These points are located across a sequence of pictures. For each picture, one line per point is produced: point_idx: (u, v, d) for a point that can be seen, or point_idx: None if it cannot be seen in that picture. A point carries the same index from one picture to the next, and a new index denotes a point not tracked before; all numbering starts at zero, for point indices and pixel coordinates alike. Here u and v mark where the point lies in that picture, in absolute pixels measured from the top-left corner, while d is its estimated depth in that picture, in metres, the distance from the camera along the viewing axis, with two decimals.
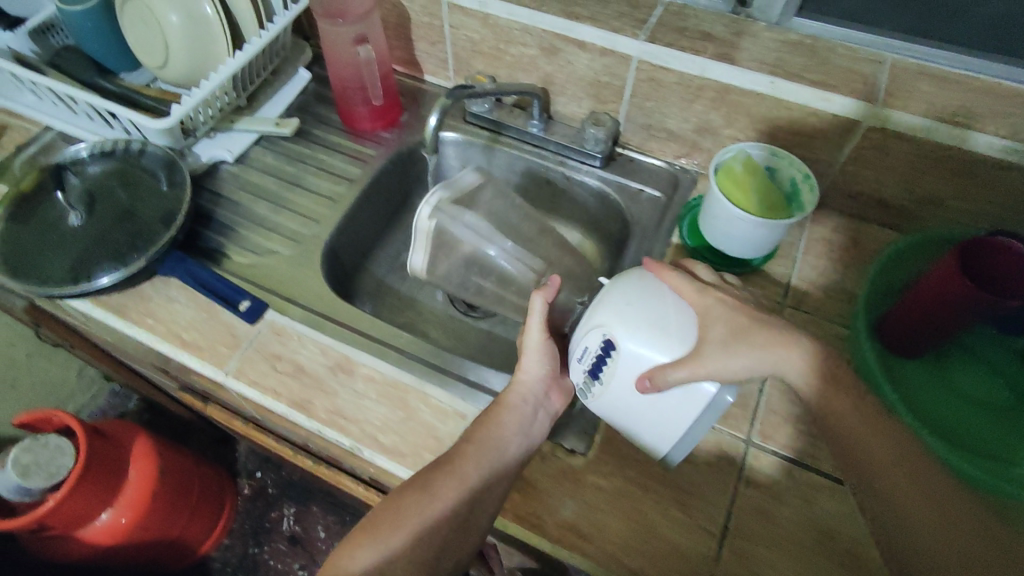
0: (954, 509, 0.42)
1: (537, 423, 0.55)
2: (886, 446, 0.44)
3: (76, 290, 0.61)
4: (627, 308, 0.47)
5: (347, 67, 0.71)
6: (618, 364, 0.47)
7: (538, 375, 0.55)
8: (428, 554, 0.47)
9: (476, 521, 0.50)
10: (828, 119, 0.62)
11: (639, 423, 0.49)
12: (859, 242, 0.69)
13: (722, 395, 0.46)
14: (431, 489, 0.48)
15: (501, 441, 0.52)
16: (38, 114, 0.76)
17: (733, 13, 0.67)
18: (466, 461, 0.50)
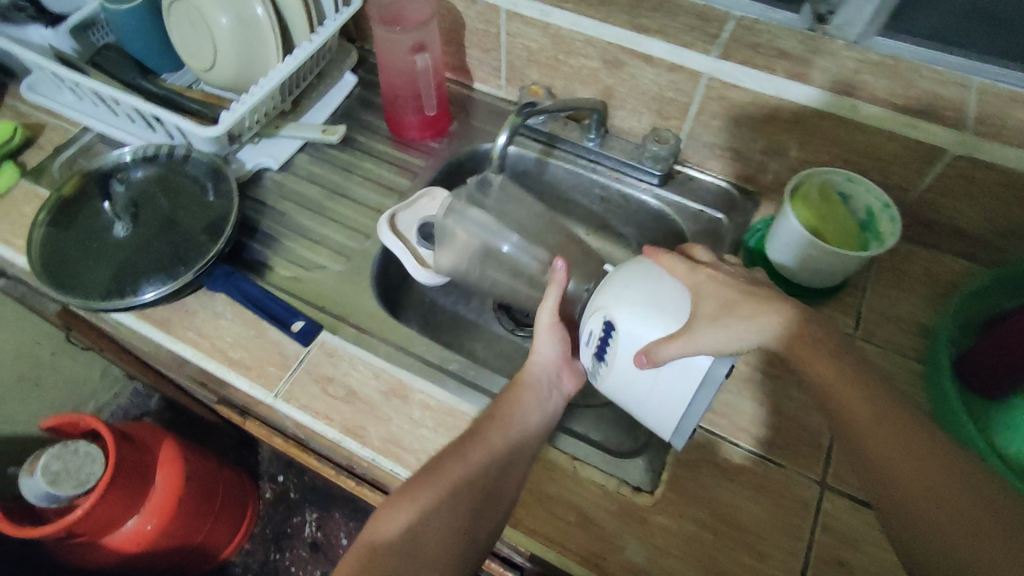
0: (952, 487, 0.39)
1: (552, 403, 0.57)
2: (877, 423, 0.43)
3: (119, 305, 0.59)
4: (626, 294, 0.50)
5: (401, 75, 0.69)
6: (620, 345, 0.49)
7: (550, 357, 0.58)
8: (456, 523, 0.48)
9: (505, 497, 0.51)
10: (912, 145, 0.59)
11: (647, 403, 0.50)
12: (932, 271, 0.66)
13: (719, 368, 0.46)
14: (462, 458, 0.51)
15: (524, 417, 0.54)
16: (75, 114, 0.73)
17: (810, 29, 0.63)
18: (491, 432, 0.52)
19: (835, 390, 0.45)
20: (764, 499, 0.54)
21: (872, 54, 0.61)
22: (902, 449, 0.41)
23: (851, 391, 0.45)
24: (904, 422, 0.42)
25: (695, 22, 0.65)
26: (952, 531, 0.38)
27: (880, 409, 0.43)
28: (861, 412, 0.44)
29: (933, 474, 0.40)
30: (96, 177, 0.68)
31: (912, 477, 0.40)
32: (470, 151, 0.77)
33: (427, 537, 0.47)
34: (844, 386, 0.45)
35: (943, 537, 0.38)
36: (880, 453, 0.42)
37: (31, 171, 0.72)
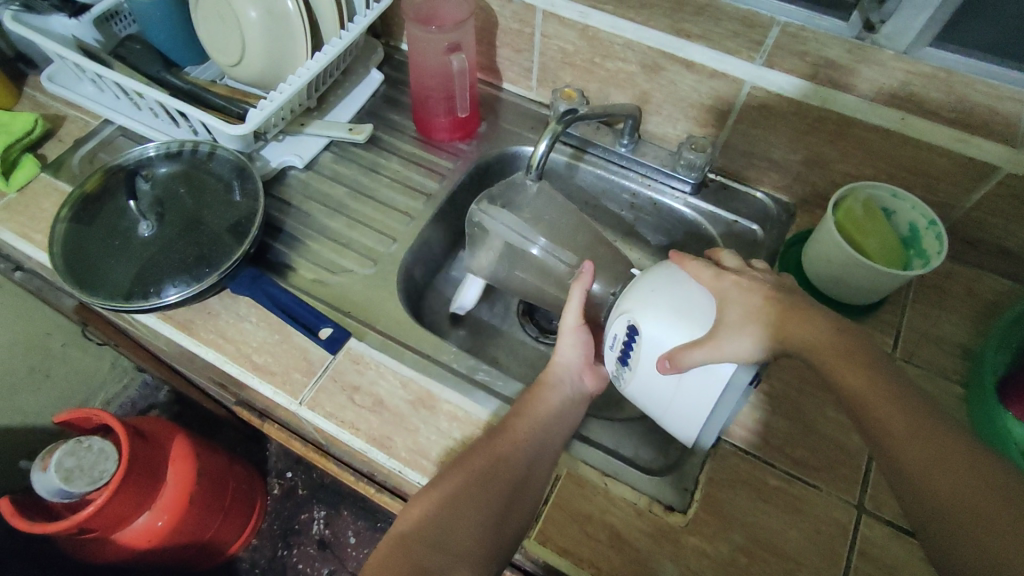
0: (981, 484, 0.37)
1: (574, 403, 0.56)
2: (901, 420, 0.41)
3: (142, 306, 0.57)
4: (652, 297, 0.49)
5: (435, 77, 0.69)
6: (643, 348, 0.48)
7: (573, 358, 0.57)
8: (486, 516, 0.47)
9: (531, 491, 0.50)
10: (961, 161, 0.57)
11: (670, 407, 0.49)
12: (974, 290, 0.64)
13: (744, 374, 0.45)
14: (492, 451, 0.50)
15: (550, 413, 0.54)
16: (95, 106, 0.71)
17: (856, 39, 0.59)
18: (518, 428, 0.52)
19: (858, 389, 0.44)
20: (802, 522, 0.51)
21: (924, 66, 0.56)
22: (923, 448, 0.40)
23: (872, 388, 0.43)
24: (925, 420, 0.41)
25: (736, 28, 0.62)
26: (976, 535, 0.36)
27: (900, 407, 0.42)
28: (882, 411, 0.42)
29: (955, 475, 0.38)
30: (120, 174, 0.66)
31: (935, 478, 0.39)
32: (499, 154, 0.76)
33: (458, 529, 0.46)
34: (865, 383, 0.44)
35: (966, 541, 0.36)
36: (898, 452, 0.41)
37: (50, 165, 0.71)
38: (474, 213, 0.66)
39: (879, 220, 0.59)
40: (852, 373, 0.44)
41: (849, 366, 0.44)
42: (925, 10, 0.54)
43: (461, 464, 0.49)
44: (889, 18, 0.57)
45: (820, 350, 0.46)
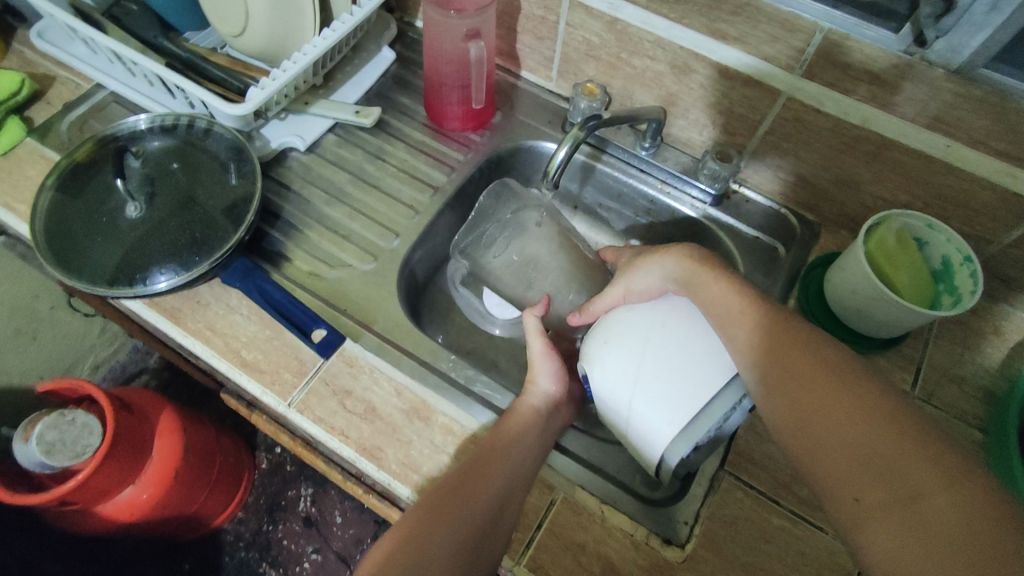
0: (879, 464, 0.39)
1: (552, 425, 0.54)
2: (820, 395, 0.43)
3: (127, 293, 0.54)
4: (605, 347, 0.49)
5: (450, 63, 0.64)
6: (597, 391, 0.50)
7: (549, 387, 0.55)
8: (455, 557, 0.44)
9: (505, 522, 0.47)
10: (1006, 197, 0.54)
11: (636, 425, 0.47)
12: (1001, 329, 0.61)
13: (678, 447, 0.46)
14: (463, 489, 0.47)
15: (525, 447, 0.50)
16: (86, 69, 0.67)
17: (905, 52, 0.50)
18: (498, 455, 0.48)
19: (787, 377, 0.44)
20: (803, 565, 0.49)
21: (975, 90, 0.49)
22: (859, 430, 0.40)
23: (804, 377, 0.44)
24: (860, 403, 0.41)
25: (775, 33, 0.55)
26: (913, 519, 0.37)
27: (831, 392, 0.42)
28: (806, 389, 0.43)
29: (898, 455, 0.39)
30: (111, 146, 0.63)
31: (878, 455, 0.39)
32: (512, 147, 0.72)
33: (430, 564, 0.43)
34: (805, 370, 0.44)
35: (901, 525, 0.37)
36: (829, 440, 0.41)
37: (37, 129, 0.67)
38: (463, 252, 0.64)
39: (911, 250, 0.56)
40: (786, 359, 0.45)
41: (782, 352, 0.45)
42: (983, 29, 0.47)
43: (427, 503, 0.46)
44: (945, 34, 0.48)
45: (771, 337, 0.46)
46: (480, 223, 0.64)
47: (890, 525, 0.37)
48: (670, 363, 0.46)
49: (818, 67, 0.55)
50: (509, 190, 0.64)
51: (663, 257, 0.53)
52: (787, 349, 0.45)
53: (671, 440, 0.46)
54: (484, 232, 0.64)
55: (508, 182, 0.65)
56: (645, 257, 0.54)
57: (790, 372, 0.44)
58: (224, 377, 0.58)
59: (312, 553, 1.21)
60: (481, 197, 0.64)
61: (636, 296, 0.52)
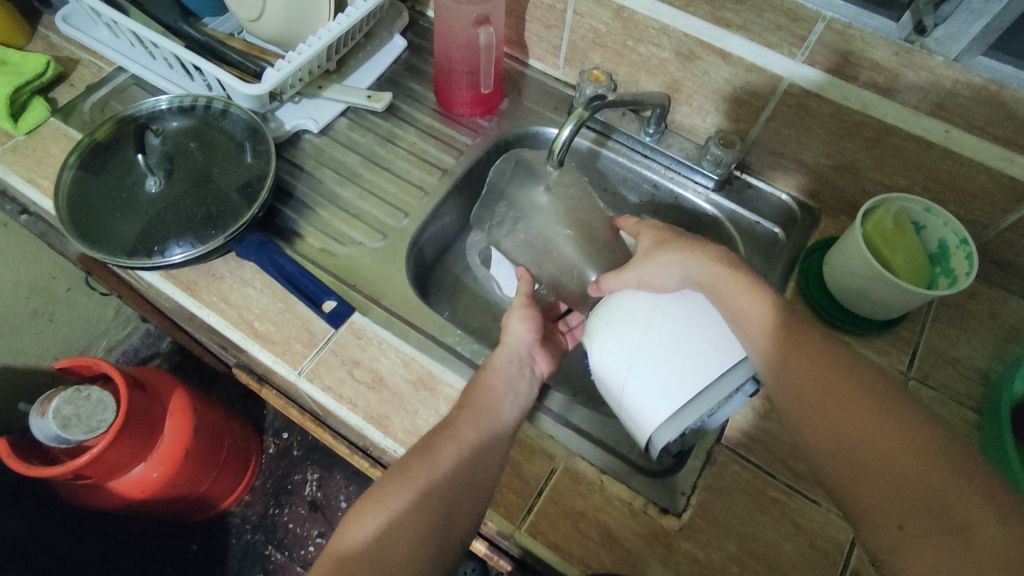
0: (912, 488, 0.38)
1: (524, 385, 0.54)
2: (846, 414, 0.42)
3: (145, 264, 0.56)
4: (606, 328, 0.50)
5: (460, 49, 0.66)
6: (598, 372, 0.51)
7: (523, 336, 0.56)
8: (428, 522, 0.45)
9: (481, 480, 0.48)
10: (1002, 181, 0.55)
11: (630, 406, 0.48)
12: (996, 313, 0.62)
13: (667, 431, 0.46)
14: (431, 451, 0.47)
15: (495, 404, 0.51)
16: (108, 51, 0.70)
17: (905, 40, 0.51)
18: (465, 423, 0.49)
19: (815, 393, 0.43)
20: (798, 537, 0.50)
21: (973, 76, 0.50)
22: (894, 450, 0.39)
23: (832, 392, 0.43)
24: (893, 424, 0.40)
25: (779, 21, 0.56)
26: (958, 544, 0.36)
27: (864, 411, 0.41)
28: (831, 408, 0.42)
29: (938, 477, 0.38)
30: (131, 125, 0.65)
31: (916, 477, 0.38)
32: (519, 133, 0.74)
33: (403, 534, 0.43)
34: (834, 387, 0.43)
35: (946, 550, 0.36)
36: (863, 459, 0.40)
37: (61, 110, 0.69)
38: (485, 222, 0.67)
39: (910, 234, 0.57)
40: (813, 376, 0.44)
41: (810, 369, 0.44)
42: (983, 17, 0.48)
43: (396, 472, 0.46)
44: None
45: (797, 351, 0.44)
46: (493, 201, 0.66)
47: (935, 551, 0.36)
48: (667, 353, 0.46)
49: (820, 54, 0.56)
50: (524, 165, 0.64)
51: (688, 256, 0.50)
52: (815, 364, 0.44)
53: (659, 426, 0.47)
54: (496, 211, 0.66)
55: (527, 155, 0.65)
56: (666, 249, 0.52)
57: (819, 390, 0.43)
58: (237, 348, 0.60)
59: (317, 537, 1.22)
60: (491, 172, 0.66)
61: (647, 287, 0.51)
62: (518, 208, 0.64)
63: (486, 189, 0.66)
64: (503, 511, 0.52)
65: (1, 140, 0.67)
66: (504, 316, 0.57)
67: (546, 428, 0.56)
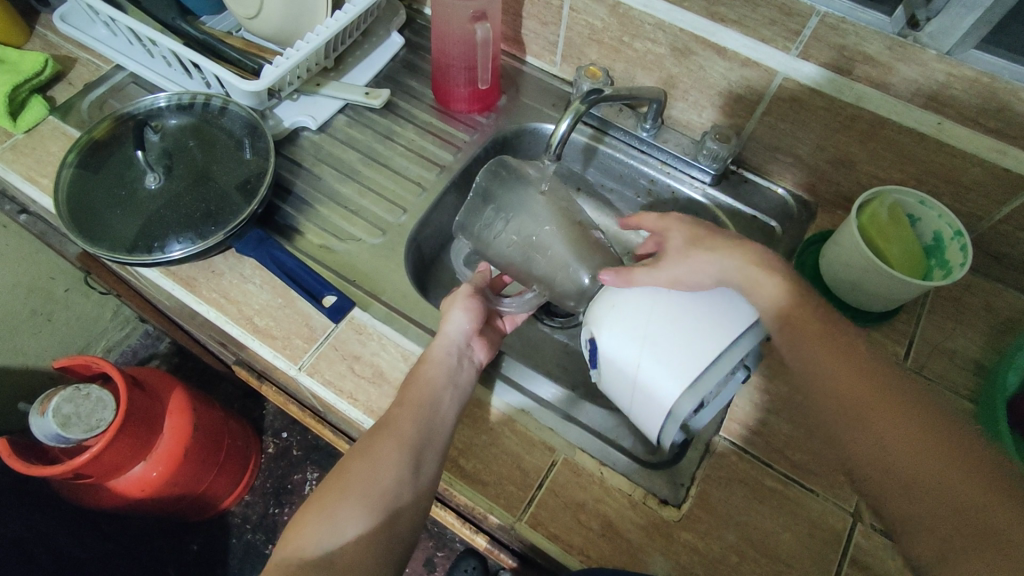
0: (940, 485, 0.40)
1: (464, 375, 0.54)
2: (873, 408, 0.43)
3: (145, 260, 0.56)
4: (612, 310, 0.50)
5: (458, 44, 0.66)
6: (602, 358, 0.51)
7: (461, 326, 0.56)
8: (368, 524, 0.46)
9: (427, 476, 0.49)
10: (996, 172, 0.55)
11: (641, 384, 0.48)
12: (992, 305, 0.63)
13: (689, 400, 0.46)
14: (371, 453, 0.48)
15: (436, 398, 0.51)
16: (107, 50, 0.70)
17: (898, 35, 0.52)
18: (400, 420, 0.50)
19: (840, 384, 0.44)
20: (796, 526, 0.51)
21: (966, 70, 0.51)
22: (912, 443, 0.41)
23: (855, 383, 0.44)
24: (892, 403, 0.43)
25: (773, 16, 0.56)
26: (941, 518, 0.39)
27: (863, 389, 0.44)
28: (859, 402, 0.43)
29: (929, 458, 0.41)
30: (129, 122, 0.65)
31: (908, 456, 0.41)
32: (517, 129, 0.74)
33: (344, 538, 0.45)
34: (837, 362, 0.45)
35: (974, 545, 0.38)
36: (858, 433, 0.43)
37: (59, 108, 0.69)
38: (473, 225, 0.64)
39: (904, 226, 0.57)
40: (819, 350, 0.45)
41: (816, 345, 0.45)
42: (974, 10, 0.48)
43: (337, 477, 0.48)
44: (936, 16, 0.50)
45: (806, 330, 0.46)
46: (479, 204, 0.64)
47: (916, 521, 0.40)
48: (676, 323, 0.47)
49: (814, 48, 0.56)
50: (511, 168, 0.64)
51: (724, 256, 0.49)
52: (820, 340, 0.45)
53: (680, 395, 0.46)
54: (483, 214, 0.64)
55: (508, 161, 0.64)
56: (699, 250, 0.51)
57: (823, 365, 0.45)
58: (237, 344, 0.61)
59: None
60: (478, 177, 0.64)
61: (682, 287, 0.49)
62: (512, 209, 0.63)
63: (471, 195, 0.64)
64: (503, 503, 0.52)
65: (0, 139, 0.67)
66: (445, 304, 0.58)
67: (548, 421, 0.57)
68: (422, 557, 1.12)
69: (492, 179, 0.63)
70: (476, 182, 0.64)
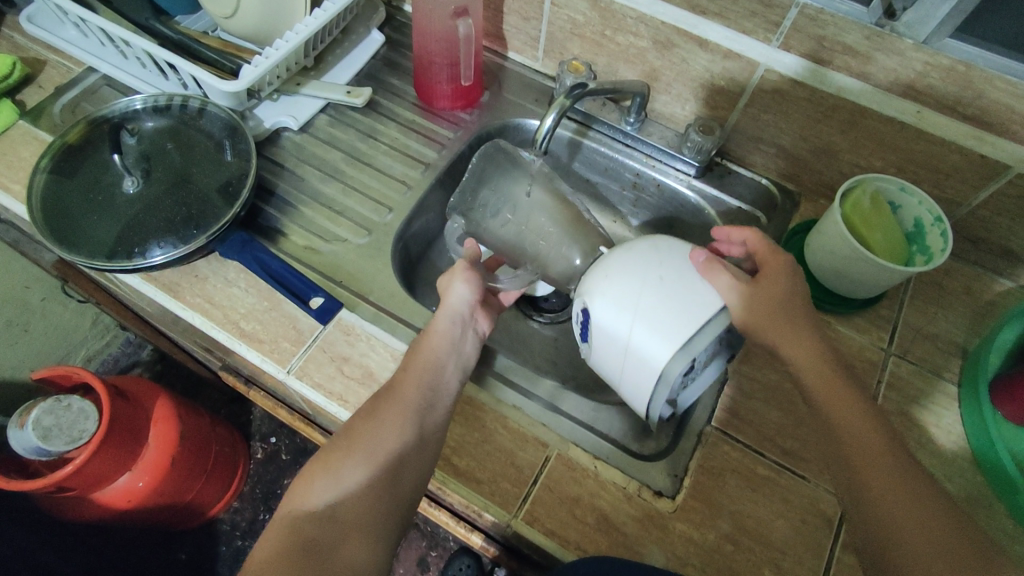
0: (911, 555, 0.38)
1: (466, 346, 0.54)
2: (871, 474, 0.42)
3: (125, 267, 0.55)
4: (606, 283, 0.48)
5: (439, 41, 0.66)
6: (595, 333, 0.49)
7: (464, 297, 0.53)
8: (371, 483, 0.45)
9: (431, 445, 0.48)
10: (974, 158, 0.56)
11: (630, 352, 0.47)
12: (973, 289, 0.64)
13: (679, 364, 0.45)
14: (376, 415, 0.47)
15: (439, 366, 0.50)
16: (78, 51, 0.68)
17: (876, 25, 0.52)
18: (405, 386, 0.49)
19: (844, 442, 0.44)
20: (788, 512, 0.51)
21: (943, 58, 0.52)
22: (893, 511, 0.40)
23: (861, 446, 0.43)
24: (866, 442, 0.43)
25: (753, 7, 0.57)
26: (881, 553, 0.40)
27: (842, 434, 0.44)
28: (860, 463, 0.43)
29: (885, 499, 0.41)
30: (104, 126, 0.63)
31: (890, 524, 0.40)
32: (502, 125, 0.74)
33: (348, 496, 0.44)
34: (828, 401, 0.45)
35: None
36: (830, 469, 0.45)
37: (30, 112, 0.67)
38: (465, 211, 0.63)
39: (886, 212, 0.58)
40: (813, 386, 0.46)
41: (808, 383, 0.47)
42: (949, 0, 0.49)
43: (342, 437, 0.47)
44: (912, 6, 0.51)
45: (806, 369, 0.47)
46: (473, 187, 0.63)
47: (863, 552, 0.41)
48: (674, 292, 0.46)
49: (795, 39, 0.57)
50: (504, 153, 0.62)
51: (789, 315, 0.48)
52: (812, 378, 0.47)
53: (671, 360, 0.45)
54: (474, 201, 0.63)
55: (502, 145, 0.62)
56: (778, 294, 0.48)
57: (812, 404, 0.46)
58: (223, 349, 0.59)
59: None
60: (472, 158, 0.62)
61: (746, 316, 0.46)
62: (504, 194, 0.63)
63: (465, 176, 0.63)
64: (499, 500, 0.52)
65: None
66: (443, 280, 0.55)
67: (540, 417, 0.56)
68: (415, 557, 1.11)
69: (486, 160, 0.62)
70: (470, 165, 0.62)
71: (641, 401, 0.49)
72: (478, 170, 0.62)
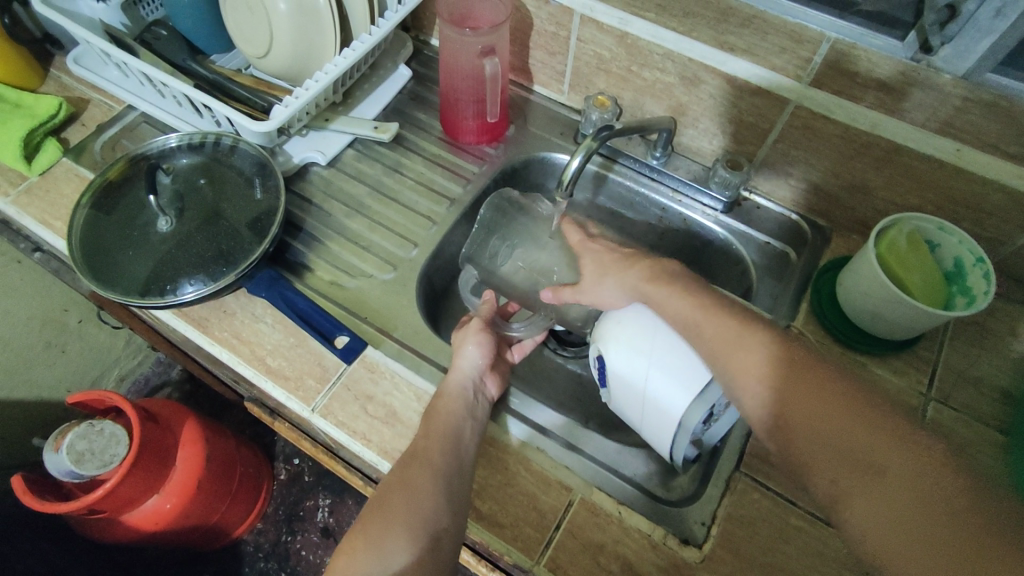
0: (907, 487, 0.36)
1: (480, 410, 0.54)
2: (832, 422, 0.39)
3: (157, 303, 0.56)
4: (617, 332, 0.51)
5: (466, 79, 0.67)
6: (611, 378, 0.52)
7: (475, 361, 0.56)
8: (411, 554, 0.44)
9: (461, 506, 0.48)
10: (1017, 198, 0.54)
11: (646, 405, 0.50)
12: (1017, 330, 0.61)
13: (696, 414, 0.48)
14: (407, 482, 0.47)
15: (456, 426, 0.51)
16: (118, 90, 0.70)
17: (911, 60, 0.51)
18: (430, 451, 0.49)
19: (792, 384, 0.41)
20: (820, 566, 0.49)
21: (983, 95, 0.50)
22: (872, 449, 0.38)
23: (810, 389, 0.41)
24: (874, 433, 0.38)
25: (783, 43, 0.56)
26: None
27: (889, 455, 0.37)
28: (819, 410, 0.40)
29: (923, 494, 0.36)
30: (142, 163, 0.66)
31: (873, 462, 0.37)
32: (526, 159, 0.74)
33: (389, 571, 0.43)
34: (849, 430, 0.39)
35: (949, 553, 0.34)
36: (876, 497, 0.37)
37: (72, 150, 0.70)
38: (480, 254, 0.65)
39: (923, 252, 0.56)
40: (824, 418, 0.40)
41: (802, 393, 0.41)
42: (989, 34, 0.48)
43: (375, 509, 0.46)
44: (951, 41, 0.49)
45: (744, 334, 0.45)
46: (484, 236, 0.66)
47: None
48: (679, 345, 0.48)
49: (826, 75, 0.56)
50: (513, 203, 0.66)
51: (628, 272, 0.52)
52: (815, 386, 0.41)
53: (686, 411, 0.48)
54: (488, 245, 0.66)
55: (509, 194, 0.66)
56: (610, 269, 0.54)
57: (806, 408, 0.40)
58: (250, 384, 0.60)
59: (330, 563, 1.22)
60: (482, 211, 0.66)
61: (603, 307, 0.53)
62: (518, 240, 0.65)
63: (476, 228, 0.66)
64: (521, 545, 0.51)
65: (15, 182, 0.67)
66: (457, 338, 0.58)
67: (563, 459, 0.56)
68: None
69: (492, 213, 0.66)
70: (480, 215, 0.66)
71: (660, 446, 0.52)
72: (491, 218, 0.66)
